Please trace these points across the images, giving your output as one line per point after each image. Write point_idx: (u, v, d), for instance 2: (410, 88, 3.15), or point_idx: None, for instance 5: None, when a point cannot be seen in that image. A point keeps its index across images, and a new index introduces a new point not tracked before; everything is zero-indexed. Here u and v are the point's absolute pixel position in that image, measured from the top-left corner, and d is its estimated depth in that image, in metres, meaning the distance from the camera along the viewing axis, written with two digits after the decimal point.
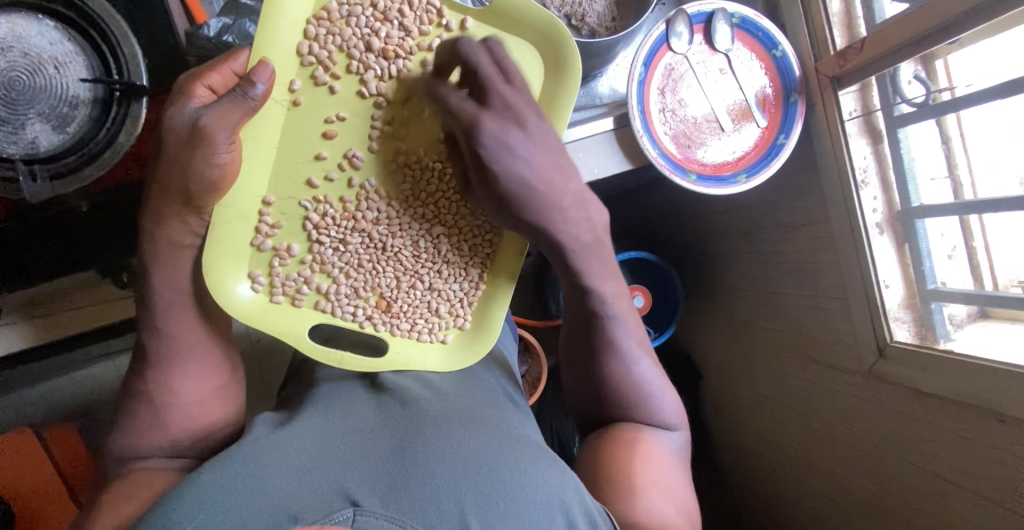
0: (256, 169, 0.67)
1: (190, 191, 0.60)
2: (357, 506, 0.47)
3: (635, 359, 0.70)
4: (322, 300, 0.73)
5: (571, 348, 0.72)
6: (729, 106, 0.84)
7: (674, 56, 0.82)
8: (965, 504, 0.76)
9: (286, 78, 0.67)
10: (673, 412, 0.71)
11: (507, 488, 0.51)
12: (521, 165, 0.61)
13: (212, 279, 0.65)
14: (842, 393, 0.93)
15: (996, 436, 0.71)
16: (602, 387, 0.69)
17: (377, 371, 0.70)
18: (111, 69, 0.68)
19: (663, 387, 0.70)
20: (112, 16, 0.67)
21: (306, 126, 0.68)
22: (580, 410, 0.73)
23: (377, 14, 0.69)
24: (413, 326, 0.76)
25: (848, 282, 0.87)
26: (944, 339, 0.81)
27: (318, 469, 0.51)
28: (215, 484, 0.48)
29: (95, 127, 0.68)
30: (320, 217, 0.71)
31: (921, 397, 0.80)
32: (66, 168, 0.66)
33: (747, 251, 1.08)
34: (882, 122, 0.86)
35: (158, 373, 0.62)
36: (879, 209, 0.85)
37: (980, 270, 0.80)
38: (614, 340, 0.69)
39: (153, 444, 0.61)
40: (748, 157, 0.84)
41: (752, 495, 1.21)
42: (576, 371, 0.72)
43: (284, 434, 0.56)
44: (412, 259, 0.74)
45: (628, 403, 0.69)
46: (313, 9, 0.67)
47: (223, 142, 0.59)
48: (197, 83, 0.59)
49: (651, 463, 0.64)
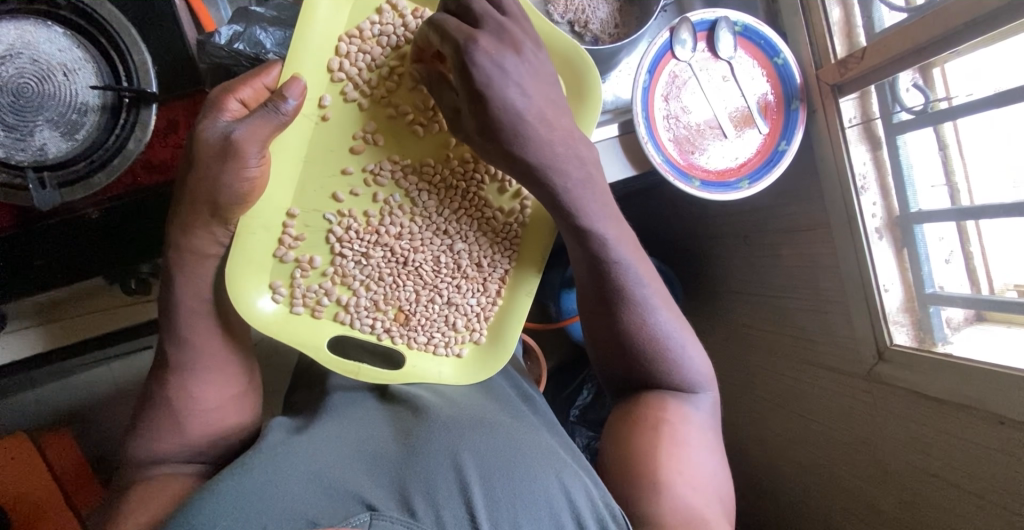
0: (283, 181, 0.68)
1: (218, 201, 0.60)
2: (373, 510, 0.48)
3: (652, 309, 0.69)
4: (342, 311, 0.73)
5: (589, 304, 0.71)
6: (732, 112, 0.85)
7: (677, 64, 0.83)
8: (965, 505, 0.78)
9: (316, 93, 0.68)
10: (693, 365, 0.71)
11: (518, 492, 0.51)
12: (514, 91, 0.59)
13: (234, 292, 0.65)
14: (842, 395, 0.94)
15: (995, 438, 0.73)
16: (624, 345, 0.69)
17: (393, 383, 0.70)
18: (120, 75, 0.68)
19: (683, 340, 0.70)
20: (122, 24, 0.67)
21: (334, 141, 0.69)
22: (605, 370, 0.74)
23: (408, 33, 0.69)
24: (429, 339, 0.76)
25: (847, 286, 0.89)
26: (942, 342, 0.84)
27: (335, 472, 0.51)
28: (231, 491, 0.48)
29: (104, 134, 0.68)
30: (343, 231, 0.71)
31: (920, 399, 0.81)
32: (74, 175, 0.67)
33: (749, 255, 1.09)
34: (881, 129, 0.87)
35: (175, 379, 0.62)
36: (877, 215, 0.87)
37: (977, 274, 0.82)
38: (628, 294, 0.68)
39: (172, 448, 0.62)
40: (749, 163, 0.85)
41: (752, 498, 1.22)
42: (595, 329, 0.71)
43: (298, 441, 0.56)
44: (433, 273, 0.75)
45: (649, 359, 0.69)
46: (346, 27, 0.68)
47: (254, 155, 0.59)
48: (229, 97, 0.59)
49: (677, 447, 0.64)
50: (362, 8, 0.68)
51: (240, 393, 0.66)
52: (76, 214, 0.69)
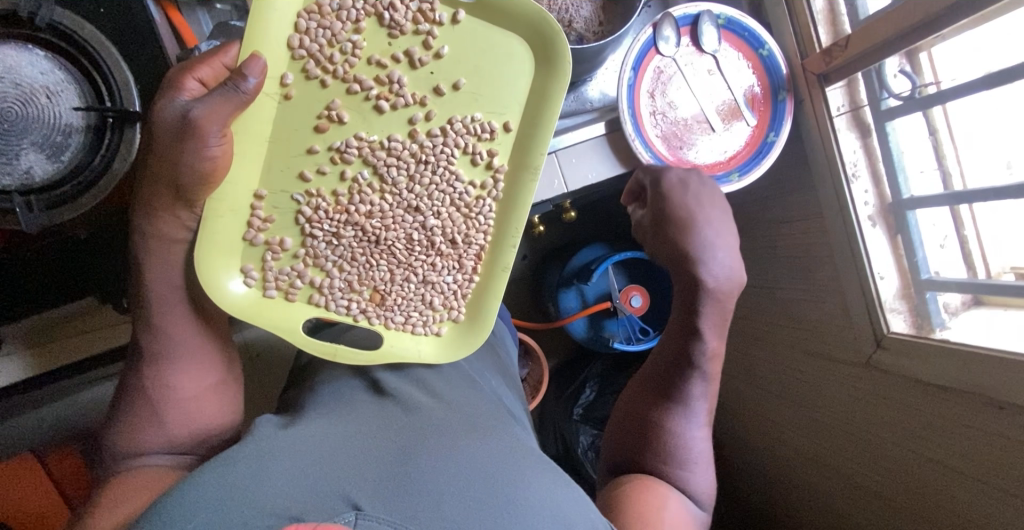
0: (248, 162, 0.67)
1: (179, 183, 0.61)
2: (359, 509, 0.47)
3: (692, 421, 0.73)
4: (316, 293, 0.73)
5: (642, 392, 0.77)
6: (719, 105, 0.85)
7: (662, 59, 0.82)
8: (968, 490, 0.77)
9: (277, 72, 0.67)
10: (703, 484, 0.72)
11: (508, 494, 0.52)
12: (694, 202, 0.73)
13: (204, 274, 0.66)
14: (841, 384, 0.94)
15: (995, 422, 0.72)
16: (654, 435, 0.73)
17: (372, 362, 0.71)
18: (104, 96, 0.68)
19: (704, 467, 0.73)
20: (102, 44, 0.67)
21: (299, 119, 0.68)
22: (619, 445, 0.76)
23: (369, 6, 0.68)
24: (407, 319, 0.77)
25: (843, 276, 0.88)
26: (940, 327, 0.82)
27: (322, 472, 0.51)
28: (217, 483, 0.47)
29: (89, 155, 0.68)
30: (313, 211, 0.71)
31: (918, 385, 0.81)
32: (63, 197, 0.67)
33: (746, 248, 1.10)
34: (870, 116, 0.87)
35: (155, 372, 0.64)
36: (870, 202, 0.87)
37: (972, 259, 0.82)
38: (687, 393, 0.73)
39: (153, 441, 0.63)
40: (738, 156, 0.85)
41: (758, 492, 1.21)
42: (635, 408, 0.76)
43: (282, 438, 0.55)
44: (406, 251, 0.75)
45: (668, 458, 0.71)
46: (304, 3, 0.67)
47: (214, 135, 0.59)
48: (186, 76, 0.60)
49: (673, 517, 0.66)
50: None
51: (218, 383, 0.67)
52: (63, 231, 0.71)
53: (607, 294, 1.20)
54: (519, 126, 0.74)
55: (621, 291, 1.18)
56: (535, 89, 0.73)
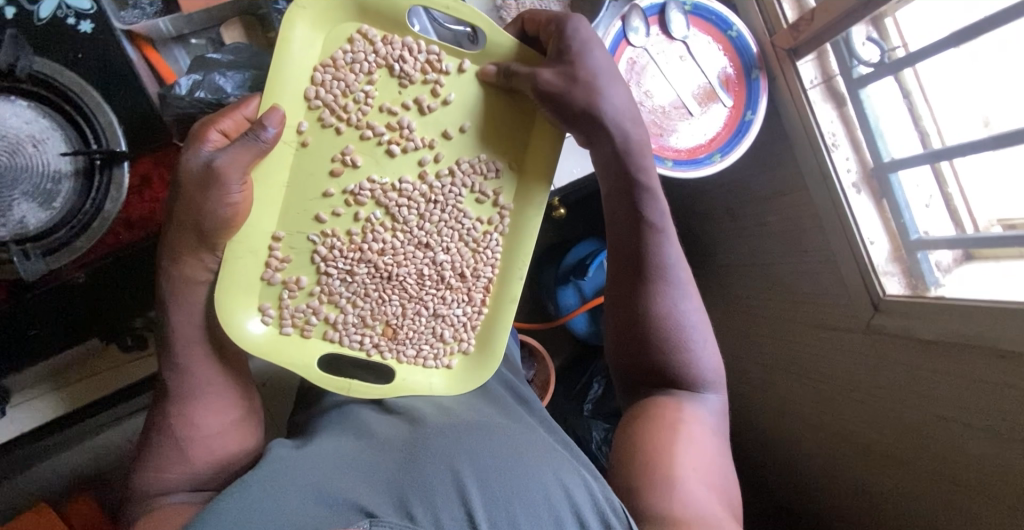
0: (265, 207, 0.67)
1: (203, 228, 0.61)
2: (372, 516, 0.48)
3: (681, 296, 0.73)
4: (331, 329, 0.74)
5: (615, 281, 0.74)
6: (695, 91, 0.87)
7: (633, 50, 0.83)
8: (978, 443, 0.78)
9: (293, 121, 0.67)
10: (709, 359, 0.73)
11: (516, 490, 0.52)
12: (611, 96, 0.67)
13: (224, 318, 0.66)
14: (843, 350, 0.94)
15: (999, 372, 0.73)
16: (645, 323, 0.72)
17: (386, 396, 0.72)
18: (89, 138, 0.70)
19: (704, 337, 0.73)
20: (84, 89, 0.69)
21: (314, 165, 0.69)
22: (620, 340, 0.74)
23: (380, 59, 0.68)
24: (418, 352, 0.78)
25: (834, 245, 0.89)
26: (934, 286, 0.83)
27: (335, 484, 0.52)
28: (235, 505, 0.48)
29: (81, 199, 0.69)
30: (328, 250, 0.71)
31: (918, 345, 0.82)
32: (58, 241, 0.68)
33: (735, 227, 1.11)
34: (843, 85, 0.89)
35: (180, 410, 0.65)
36: (853, 170, 0.88)
37: (959, 214, 0.83)
38: (661, 270, 0.72)
39: (176, 477, 0.64)
40: (719, 138, 0.87)
41: (772, 467, 1.22)
42: (619, 301, 0.74)
43: (296, 456, 0.56)
44: (417, 286, 0.76)
45: (668, 345, 0.71)
46: (319, 57, 0.67)
47: (235, 183, 0.60)
48: (209, 129, 0.60)
49: (689, 444, 0.65)
50: (336, 36, 0.67)
51: (240, 418, 0.69)
52: (61, 278, 0.71)
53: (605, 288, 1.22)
54: (523, 162, 0.76)
55: None
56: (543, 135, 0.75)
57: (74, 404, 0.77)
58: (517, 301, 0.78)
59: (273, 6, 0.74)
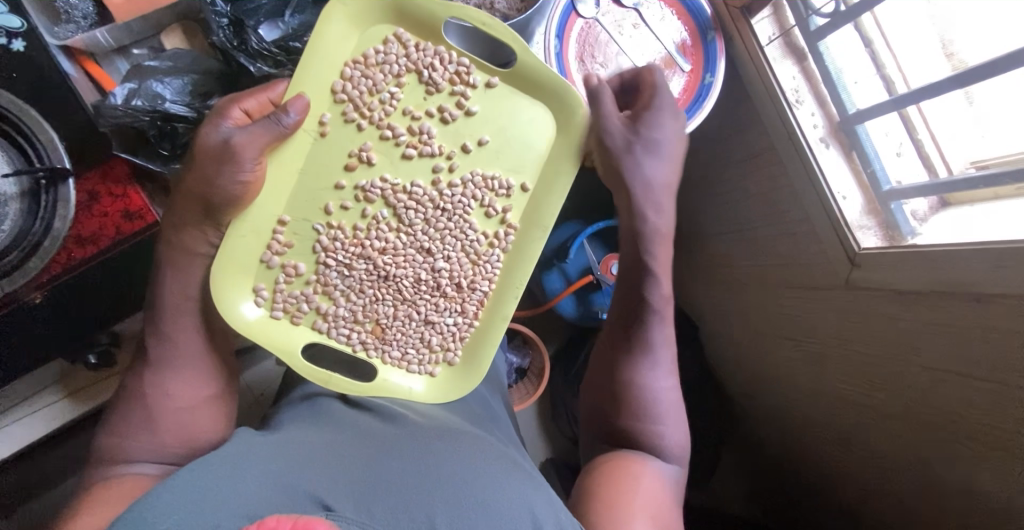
0: (273, 190, 0.69)
1: (211, 201, 0.65)
2: (329, 510, 0.47)
3: (660, 371, 0.77)
4: (321, 320, 0.74)
5: (607, 342, 0.80)
6: (653, 60, 0.85)
7: (584, 21, 0.82)
8: (966, 390, 0.76)
9: (316, 112, 0.70)
10: (677, 442, 0.75)
11: (477, 499, 0.51)
12: (638, 164, 0.74)
13: (216, 286, 0.68)
14: (826, 310, 0.93)
15: (979, 315, 0.71)
16: (622, 386, 0.76)
17: (360, 395, 0.70)
18: (32, 157, 0.70)
19: (675, 417, 0.76)
20: (19, 106, 0.69)
21: (329, 156, 0.71)
22: (596, 399, 0.78)
23: (410, 63, 0.72)
24: (403, 355, 0.77)
25: (806, 203, 0.88)
26: (911, 235, 0.80)
27: (295, 475, 0.50)
28: (193, 485, 0.47)
29: (29, 219, 0.70)
30: (330, 240, 0.72)
31: (898, 295, 0.80)
32: (8, 265, 0.68)
33: (712, 195, 1.10)
34: (802, 39, 0.87)
35: (156, 376, 0.67)
36: (819, 124, 0.86)
37: (931, 160, 0.81)
38: (648, 339, 0.77)
39: (141, 447, 0.63)
40: (679, 104, 0.85)
41: (772, 433, 1.21)
42: (603, 361, 0.79)
43: (261, 446, 0.55)
44: (411, 290, 0.76)
45: (638, 411, 0.75)
46: (353, 53, 0.71)
47: (248, 162, 0.63)
48: (233, 105, 0.65)
49: (649, 497, 0.66)
50: (371, 37, 0.71)
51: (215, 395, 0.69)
52: (20, 301, 0.70)
53: (588, 268, 1.19)
54: (536, 185, 0.76)
55: (601, 261, 1.18)
56: (558, 154, 0.75)
57: (70, 413, 0.80)
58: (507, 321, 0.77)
59: (210, 7, 0.71)
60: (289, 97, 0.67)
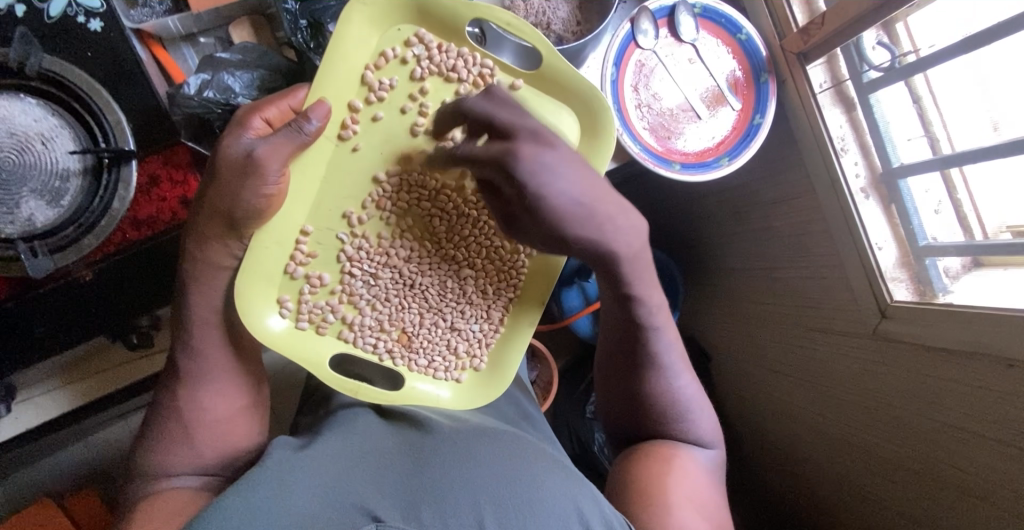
0: (299, 199, 0.70)
1: (235, 216, 0.64)
2: (379, 521, 0.49)
3: (674, 373, 0.71)
4: (346, 329, 0.76)
5: (610, 363, 0.73)
6: (702, 94, 0.86)
7: (642, 52, 0.84)
8: (986, 452, 0.77)
9: (338, 118, 0.70)
10: (708, 429, 0.73)
11: (523, 499, 0.53)
12: (564, 184, 0.54)
13: (242, 308, 0.68)
14: (851, 356, 0.93)
15: (1007, 382, 0.72)
16: (640, 403, 0.71)
17: (391, 403, 0.70)
18: (97, 136, 0.73)
19: (701, 407, 0.72)
20: (92, 86, 0.72)
21: (357, 162, 0.71)
22: (617, 419, 0.74)
23: (433, 66, 0.72)
24: (430, 363, 0.78)
25: (840, 249, 0.89)
26: (943, 292, 0.83)
27: (343, 485, 0.52)
28: (239, 508, 0.48)
29: (88, 197, 0.73)
30: (355, 250, 0.74)
31: (926, 351, 0.81)
32: (65, 239, 0.72)
33: (741, 230, 1.11)
34: (853, 90, 0.89)
35: (189, 371, 0.67)
36: (861, 174, 0.87)
37: (968, 221, 0.82)
38: (653, 353, 0.70)
39: (182, 462, 0.65)
40: (727, 141, 0.86)
41: (774, 470, 1.22)
42: (614, 381, 0.73)
43: (303, 458, 0.56)
44: (437, 297, 0.77)
45: (662, 418, 0.71)
46: (372, 55, 0.70)
47: (273, 172, 0.63)
48: (254, 115, 0.64)
49: (685, 483, 0.65)
50: (390, 38, 0.71)
51: (248, 405, 0.70)
52: (71, 276, 0.73)
53: None
54: None
55: None
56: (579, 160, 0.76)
57: (98, 391, 0.81)
58: (534, 327, 0.79)
59: (283, 6, 0.72)
60: (310, 103, 0.66)
